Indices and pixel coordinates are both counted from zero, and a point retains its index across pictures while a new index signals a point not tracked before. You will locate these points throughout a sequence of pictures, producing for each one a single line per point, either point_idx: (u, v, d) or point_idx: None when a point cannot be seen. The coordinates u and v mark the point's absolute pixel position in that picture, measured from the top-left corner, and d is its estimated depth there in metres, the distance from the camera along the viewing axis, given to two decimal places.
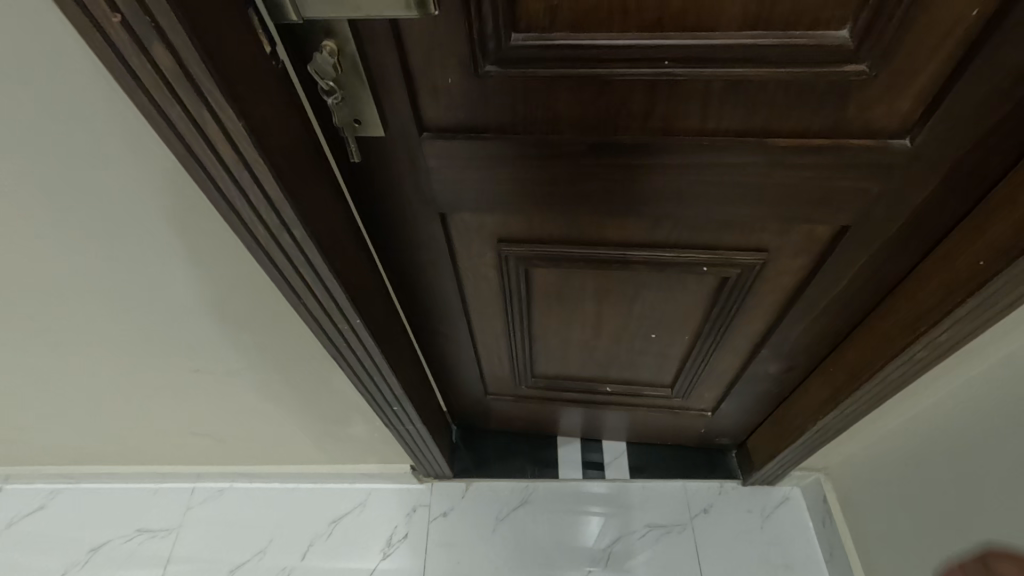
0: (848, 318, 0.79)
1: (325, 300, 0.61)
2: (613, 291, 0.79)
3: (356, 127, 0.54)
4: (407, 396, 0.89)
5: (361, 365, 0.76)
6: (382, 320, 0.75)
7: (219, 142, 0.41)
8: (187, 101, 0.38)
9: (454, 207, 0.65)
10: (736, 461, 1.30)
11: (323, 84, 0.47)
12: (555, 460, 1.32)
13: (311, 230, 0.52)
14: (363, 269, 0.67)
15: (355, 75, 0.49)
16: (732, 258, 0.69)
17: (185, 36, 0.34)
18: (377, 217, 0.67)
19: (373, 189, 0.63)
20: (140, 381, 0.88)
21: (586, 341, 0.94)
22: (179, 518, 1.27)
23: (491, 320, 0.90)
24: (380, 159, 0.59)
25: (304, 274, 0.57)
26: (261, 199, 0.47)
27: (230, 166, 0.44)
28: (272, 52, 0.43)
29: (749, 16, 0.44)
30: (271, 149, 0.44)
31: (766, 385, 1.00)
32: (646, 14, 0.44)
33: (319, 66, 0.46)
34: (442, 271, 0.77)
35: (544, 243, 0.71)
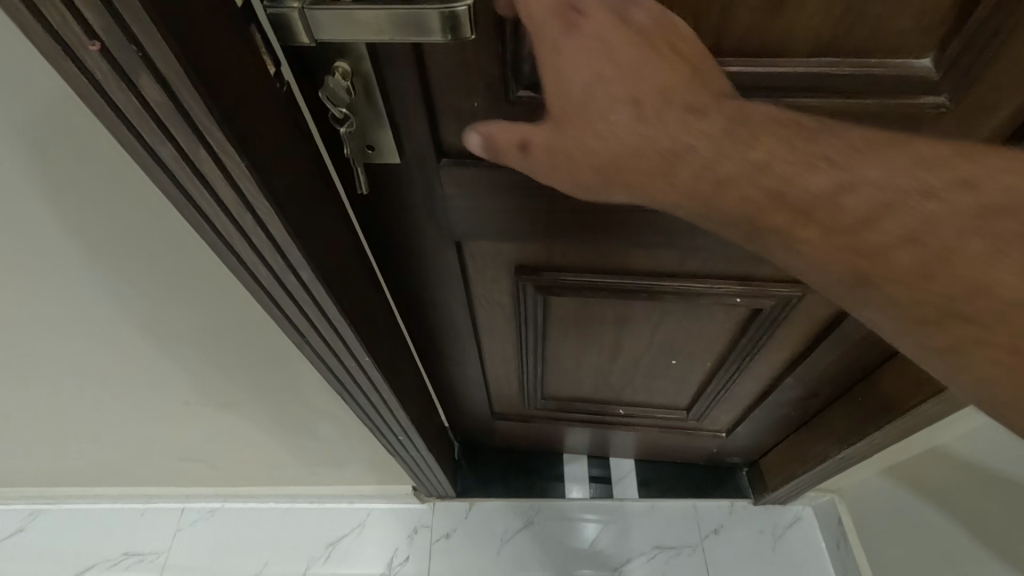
0: (881, 349, 0.76)
1: (331, 338, 0.54)
2: (635, 317, 0.76)
3: (369, 153, 0.48)
4: (414, 428, 0.84)
5: (368, 400, 0.70)
6: (391, 353, 0.68)
7: (220, 185, 0.35)
8: (181, 139, 0.32)
9: (472, 235, 0.60)
10: (746, 478, 1.26)
11: (335, 110, 0.42)
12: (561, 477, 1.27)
13: (325, 276, 0.46)
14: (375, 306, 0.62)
15: (369, 100, 0.43)
16: (765, 290, 0.65)
17: (179, 67, 0.28)
18: (386, 243, 0.61)
19: (383, 215, 0.57)
20: (126, 409, 0.82)
21: (601, 364, 0.90)
22: (169, 540, 1.22)
23: (502, 344, 0.85)
24: (394, 186, 0.53)
25: (311, 316, 0.50)
26: (268, 247, 0.41)
27: (233, 212, 0.37)
28: (277, 75, 0.37)
29: (819, 43, 0.39)
30: (281, 192, 0.38)
31: (786, 409, 0.96)
32: (704, 39, 0.39)
33: (331, 91, 0.41)
34: (454, 298, 0.72)
35: (565, 270, 0.66)
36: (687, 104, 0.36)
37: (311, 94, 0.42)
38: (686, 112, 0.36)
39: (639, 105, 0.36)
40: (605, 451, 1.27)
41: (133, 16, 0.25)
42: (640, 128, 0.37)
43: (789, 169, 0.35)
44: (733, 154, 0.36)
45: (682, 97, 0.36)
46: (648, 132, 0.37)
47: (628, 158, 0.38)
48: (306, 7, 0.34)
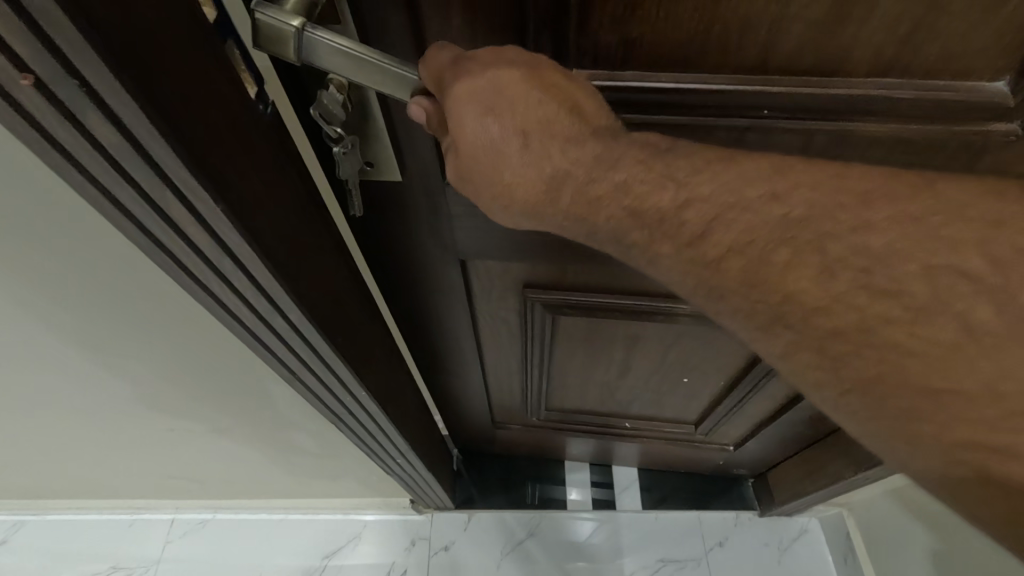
0: None
1: (326, 376, 0.50)
2: (648, 337, 0.72)
3: (367, 171, 0.44)
4: (413, 450, 0.80)
5: (364, 431, 0.66)
6: (388, 380, 0.64)
7: (192, 228, 0.31)
8: (143, 181, 0.27)
9: (475, 255, 0.55)
10: (752, 489, 1.24)
11: (328, 129, 0.36)
12: (563, 489, 1.24)
13: (315, 317, 0.41)
14: (373, 333, 0.57)
15: (364, 115, 0.39)
16: None
17: (133, 103, 0.23)
18: (384, 261, 0.57)
19: (381, 234, 0.53)
20: (107, 431, 0.78)
21: (608, 379, 0.86)
22: (157, 552, 1.18)
23: (506, 360, 0.81)
24: (394, 205, 0.49)
25: (304, 357, 0.46)
26: (250, 289, 0.36)
27: (209, 256, 0.33)
28: (261, 97, 0.32)
29: (881, 60, 0.35)
30: (264, 231, 0.33)
31: (799, 428, 0.93)
32: (751, 54, 0.36)
33: (324, 107, 0.35)
34: (457, 317, 0.68)
35: (573, 290, 0.62)
36: (567, 132, 0.32)
37: (301, 110, 0.37)
38: (568, 140, 0.32)
39: (523, 133, 0.32)
40: (607, 459, 1.24)
41: (72, 47, 0.21)
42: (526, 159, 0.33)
43: (662, 200, 0.32)
44: (609, 182, 0.32)
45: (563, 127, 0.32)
46: (531, 163, 0.33)
47: (513, 187, 0.34)
48: (306, 29, 0.30)
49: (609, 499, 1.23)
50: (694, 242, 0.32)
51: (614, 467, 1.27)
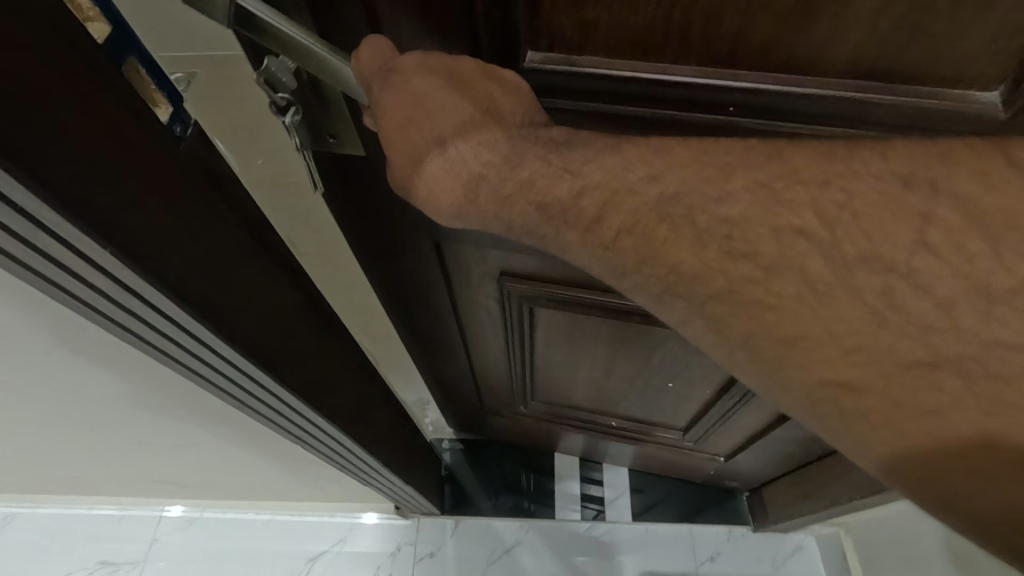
0: None
1: (272, 401, 0.51)
2: (632, 340, 0.73)
3: (329, 142, 0.46)
4: (385, 450, 0.81)
5: (330, 449, 0.68)
6: (342, 395, 0.65)
7: (104, 281, 0.31)
8: (45, 245, 0.27)
9: (449, 236, 0.57)
10: (746, 504, 1.20)
11: (274, 99, 0.38)
12: (553, 490, 1.22)
13: (245, 347, 0.42)
14: (321, 341, 0.59)
15: (320, 85, 0.41)
16: None
17: (22, 182, 0.24)
18: (359, 246, 0.58)
19: (357, 213, 0.54)
20: (89, 430, 0.78)
21: (595, 378, 0.86)
22: (146, 549, 1.18)
23: (490, 351, 0.82)
24: (361, 177, 0.51)
25: (245, 385, 0.47)
26: (171, 328, 0.37)
27: (122, 302, 0.33)
28: (174, 119, 0.35)
29: (855, 58, 0.34)
30: (177, 271, 0.34)
31: (790, 447, 0.92)
32: (719, 45, 0.36)
33: (271, 76, 0.37)
34: (439, 300, 0.70)
35: (550, 279, 0.63)
36: (479, 136, 0.33)
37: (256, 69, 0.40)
38: (483, 143, 0.33)
39: (441, 142, 0.33)
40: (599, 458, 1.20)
41: None
42: (443, 164, 0.34)
43: (559, 192, 0.31)
44: (514, 181, 0.33)
45: (477, 133, 0.33)
46: (451, 171, 0.34)
47: (437, 189, 0.35)
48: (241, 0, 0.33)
49: (599, 508, 1.20)
50: (591, 228, 0.31)
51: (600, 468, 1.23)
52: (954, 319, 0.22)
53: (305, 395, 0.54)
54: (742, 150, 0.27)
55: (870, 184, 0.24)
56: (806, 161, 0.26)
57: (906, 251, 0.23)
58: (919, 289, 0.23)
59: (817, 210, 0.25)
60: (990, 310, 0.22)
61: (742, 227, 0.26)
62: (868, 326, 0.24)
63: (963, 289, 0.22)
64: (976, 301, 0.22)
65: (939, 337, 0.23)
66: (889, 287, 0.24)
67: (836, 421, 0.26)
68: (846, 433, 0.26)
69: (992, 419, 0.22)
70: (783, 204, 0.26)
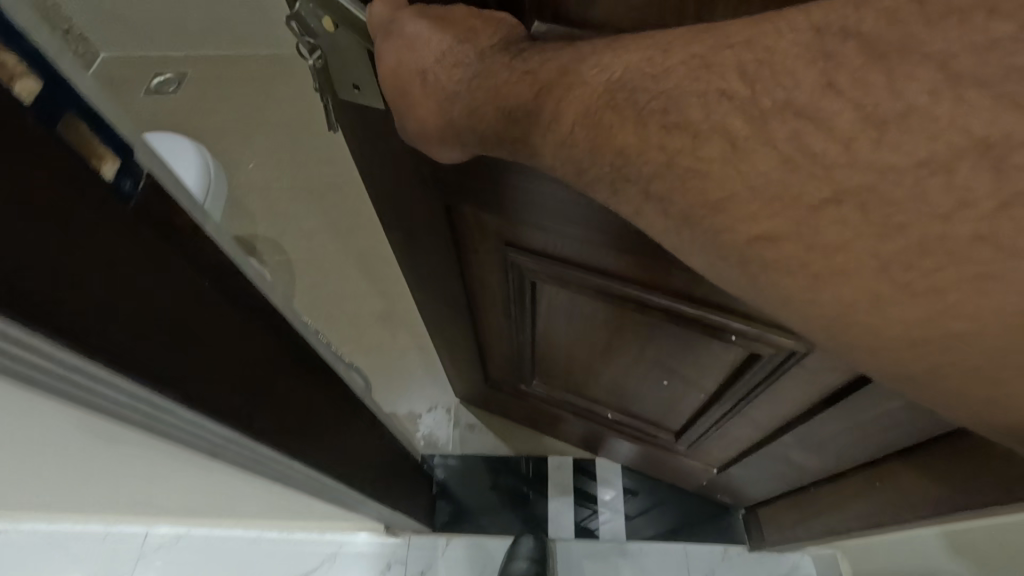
0: (895, 439, 0.67)
1: (245, 453, 0.49)
2: (627, 327, 0.76)
3: (356, 92, 0.52)
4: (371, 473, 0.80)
5: (317, 486, 0.67)
6: (335, 427, 0.65)
7: (35, 356, 0.29)
8: None
9: (457, 198, 0.61)
10: (741, 522, 1.19)
11: (303, 39, 0.47)
12: (545, 517, 1.21)
13: (213, 407, 0.41)
14: (311, 384, 0.56)
15: (343, 44, 0.47)
16: (764, 337, 0.63)
17: None
18: (384, 187, 0.65)
19: (384, 158, 0.60)
20: (37, 480, 0.72)
21: (592, 363, 0.89)
22: (133, 566, 1.17)
23: (494, 321, 0.86)
24: (377, 129, 0.56)
25: (211, 441, 0.45)
26: (117, 394, 0.34)
27: (57, 372, 0.30)
28: (123, 173, 0.31)
29: None
30: (127, 342, 0.32)
31: (785, 468, 0.92)
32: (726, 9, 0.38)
33: (305, 24, 0.46)
34: (449, 263, 0.74)
35: (554, 258, 0.66)
36: (452, 60, 0.38)
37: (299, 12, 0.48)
38: (460, 64, 0.38)
39: (423, 72, 0.39)
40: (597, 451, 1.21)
41: None
42: (425, 84, 0.39)
43: (520, 94, 0.35)
44: (485, 91, 0.37)
45: (453, 53, 0.38)
46: (431, 95, 0.39)
47: (417, 108, 0.40)
48: None
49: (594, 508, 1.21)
50: (549, 126, 0.34)
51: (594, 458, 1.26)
52: (852, 151, 0.24)
53: (284, 440, 0.52)
54: (684, 32, 0.29)
55: (786, 38, 0.25)
56: (738, 25, 0.27)
57: (812, 95, 0.24)
58: (823, 128, 0.24)
59: (741, 70, 0.26)
60: (882, 137, 0.23)
61: (679, 99, 0.28)
62: (779, 172, 0.26)
63: (864, 121, 0.23)
64: (869, 131, 0.23)
65: (843, 173, 0.24)
66: (797, 131, 0.25)
67: (757, 270, 0.28)
68: (770, 279, 0.28)
69: (885, 241, 0.24)
70: (715, 68, 0.27)
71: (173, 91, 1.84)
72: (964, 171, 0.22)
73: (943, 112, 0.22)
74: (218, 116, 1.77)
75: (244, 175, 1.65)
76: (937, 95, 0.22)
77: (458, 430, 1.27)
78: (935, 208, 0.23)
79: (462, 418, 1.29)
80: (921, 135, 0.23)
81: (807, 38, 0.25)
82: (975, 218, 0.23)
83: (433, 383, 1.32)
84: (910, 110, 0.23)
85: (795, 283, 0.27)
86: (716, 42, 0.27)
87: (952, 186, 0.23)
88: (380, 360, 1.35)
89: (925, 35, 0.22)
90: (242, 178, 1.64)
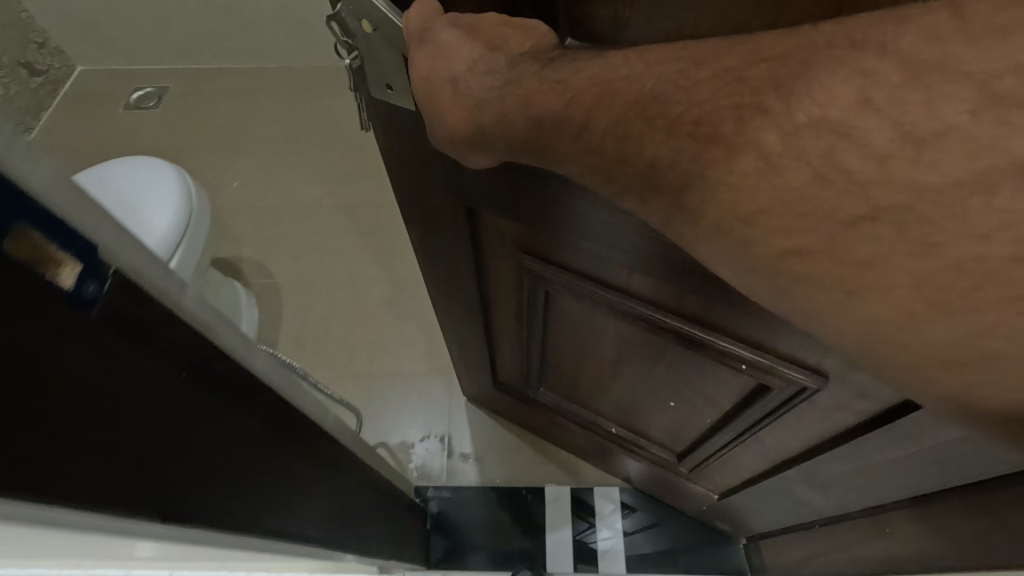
0: (907, 484, 0.65)
1: (217, 538, 0.46)
2: (636, 344, 0.76)
3: (389, 93, 0.53)
4: (364, 517, 0.77)
5: (302, 550, 0.64)
6: (326, 489, 0.61)
7: None
8: None
9: (480, 203, 0.62)
10: (743, 551, 1.18)
11: (342, 38, 0.49)
12: (543, 549, 1.21)
13: (182, 511, 0.39)
14: (304, 455, 0.54)
15: (378, 48, 0.48)
16: (777, 369, 0.62)
17: None
18: (410, 186, 0.67)
19: (411, 158, 0.62)
20: None
21: (600, 378, 0.89)
22: None
23: (508, 327, 0.87)
24: (407, 129, 0.57)
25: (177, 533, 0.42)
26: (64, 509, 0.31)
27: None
28: (86, 277, 0.29)
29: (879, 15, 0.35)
30: (85, 471, 0.30)
31: (790, 502, 0.90)
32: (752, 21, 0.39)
33: (344, 25, 0.48)
34: (466, 265, 0.76)
35: (569, 268, 0.66)
36: (483, 66, 0.39)
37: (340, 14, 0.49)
38: (491, 70, 0.38)
39: (455, 79, 0.39)
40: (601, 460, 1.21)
41: None
42: (459, 89, 0.39)
43: (550, 103, 0.35)
44: (515, 99, 0.37)
45: (484, 61, 0.39)
46: (461, 102, 0.40)
47: (451, 112, 0.40)
48: None
49: (592, 522, 1.23)
50: (579, 135, 0.34)
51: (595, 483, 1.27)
52: (888, 169, 0.24)
53: (262, 521, 0.50)
54: (720, 44, 0.29)
55: (819, 54, 0.25)
56: (775, 40, 0.27)
57: (851, 108, 0.24)
58: (858, 146, 0.24)
59: (777, 85, 0.26)
60: (919, 157, 0.23)
61: (710, 115, 0.28)
62: (813, 186, 0.25)
63: (899, 138, 0.23)
64: (906, 149, 0.23)
65: (880, 190, 0.24)
66: (833, 148, 0.25)
67: (790, 286, 0.28)
68: (804, 293, 0.28)
69: (922, 260, 0.24)
70: (751, 82, 0.27)
71: (153, 106, 1.89)
72: (1006, 193, 0.22)
73: (985, 131, 0.21)
74: (202, 132, 1.83)
75: (225, 196, 1.70)
76: (977, 115, 0.21)
77: (451, 460, 1.30)
78: (974, 229, 0.23)
79: (456, 449, 1.31)
80: (959, 156, 0.22)
81: (842, 54, 0.24)
82: (1015, 240, 0.22)
83: (418, 413, 1.35)
84: (948, 130, 0.22)
85: (834, 302, 0.27)
86: (749, 61, 0.27)
87: (992, 209, 0.22)
88: (349, 390, 1.38)
89: (965, 55, 0.22)
90: (222, 200, 1.69)
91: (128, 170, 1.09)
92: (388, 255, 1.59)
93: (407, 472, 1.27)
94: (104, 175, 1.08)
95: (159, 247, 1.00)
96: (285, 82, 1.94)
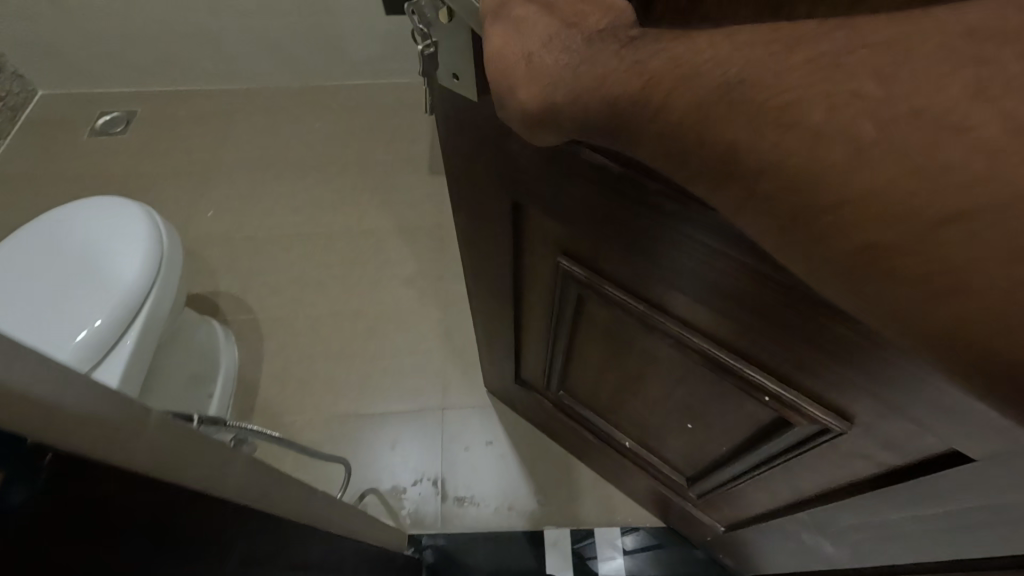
0: (934, 541, 0.63)
1: None
2: (659, 360, 0.75)
3: (456, 82, 0.54)
4: (348, 566, 0.79)
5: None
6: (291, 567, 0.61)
7: None
8: None
9: (527, 197, 0.62)
10: None
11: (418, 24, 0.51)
12: None
13: None
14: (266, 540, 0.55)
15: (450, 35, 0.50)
16: (797, 407, 0.61)
17: None
18: (460, 172, 0.68)
19: (466, 144, 0.63)
20: None
21: (619, 390, 0.89)
22: None
23: (536, 331, 0.89)
24: (468, 123, 0.59)
25: None
26: None
27: None
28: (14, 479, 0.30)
29: None
30: None
31: (793, 545, 0.89)
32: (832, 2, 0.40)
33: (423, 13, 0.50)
34: (505, 263, 0.77)
35: (607, 275, 0.66)
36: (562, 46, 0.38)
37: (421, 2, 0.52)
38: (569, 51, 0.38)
39: (531, 56, 0.39)
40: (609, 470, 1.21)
41: None
42: (537, 65, 0.39)
43: (624, 86, 0.35)
44: (592, 78, 0.37)
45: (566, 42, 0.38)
46: (536, 78, 0.39)
47: (523, 92, 0.40)
48: None
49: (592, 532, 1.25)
50: (653, 118, 0.34)
51: (595, 521, 1.26)
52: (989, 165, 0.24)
53: None
54: (815, 31, 0.30)
55: (924, 43, 0.26)
56: (874, 27, 0.28)
57: (963, 101, 0.24)
58: (957, 139, 0.24)
59: (875, 74, 0.27)
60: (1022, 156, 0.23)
61: (798, 103, 0.28)
62: (907, 180, 0.25)
63: (1001, 128, 0.24)
64: (1008, 144, 0.23)
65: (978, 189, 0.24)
66: (933, 140, 0.25)
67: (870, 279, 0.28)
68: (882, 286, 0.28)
69: (1014, 266, 0.24)
70: (844, 70, 0.27)
71: (121, 130, 1.95)
72: None
73: None
74: (170, 158, 1.89)
75: (197, 226, 1.73)
76: None
77: (445, 504, 1.29)
78: None
79: (450, 492, 1.31)
80: None
81: (947, 47, 0.26)
82: None
83: (408, 453, 1.36)
84: None
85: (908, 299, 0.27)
86: (846, 48, 0.28)
87: None
88: (332, 437, 1.38)
89: None
90: (193, 230, 1.72)
91: (96, 211, 1.11)
92: (370, 285, 1.62)
93: (399, 520, 1.27)
94: (73, 217, 1.10)
95: (127, 294, 1.01)
96: (259, 104, 2.01)
